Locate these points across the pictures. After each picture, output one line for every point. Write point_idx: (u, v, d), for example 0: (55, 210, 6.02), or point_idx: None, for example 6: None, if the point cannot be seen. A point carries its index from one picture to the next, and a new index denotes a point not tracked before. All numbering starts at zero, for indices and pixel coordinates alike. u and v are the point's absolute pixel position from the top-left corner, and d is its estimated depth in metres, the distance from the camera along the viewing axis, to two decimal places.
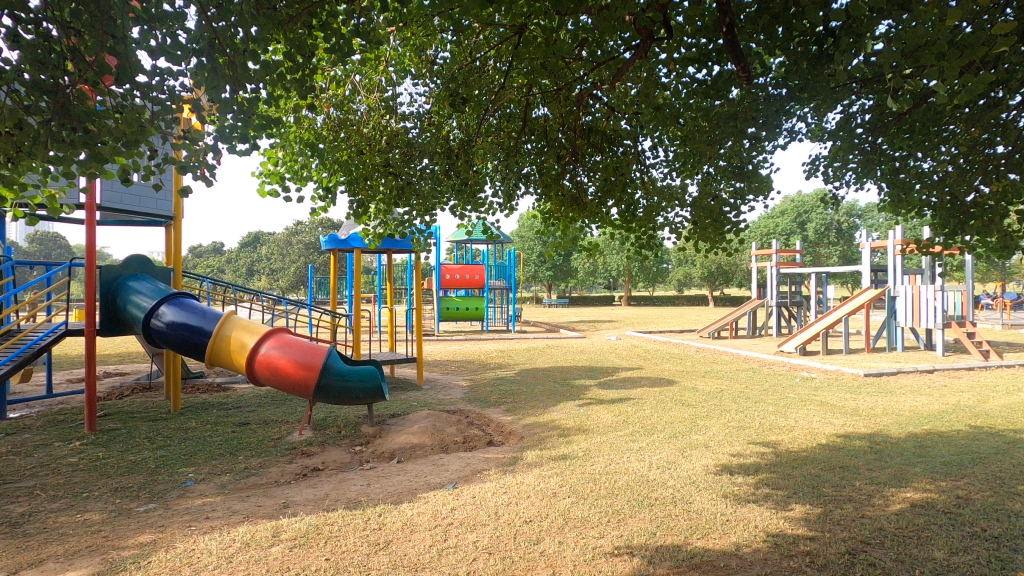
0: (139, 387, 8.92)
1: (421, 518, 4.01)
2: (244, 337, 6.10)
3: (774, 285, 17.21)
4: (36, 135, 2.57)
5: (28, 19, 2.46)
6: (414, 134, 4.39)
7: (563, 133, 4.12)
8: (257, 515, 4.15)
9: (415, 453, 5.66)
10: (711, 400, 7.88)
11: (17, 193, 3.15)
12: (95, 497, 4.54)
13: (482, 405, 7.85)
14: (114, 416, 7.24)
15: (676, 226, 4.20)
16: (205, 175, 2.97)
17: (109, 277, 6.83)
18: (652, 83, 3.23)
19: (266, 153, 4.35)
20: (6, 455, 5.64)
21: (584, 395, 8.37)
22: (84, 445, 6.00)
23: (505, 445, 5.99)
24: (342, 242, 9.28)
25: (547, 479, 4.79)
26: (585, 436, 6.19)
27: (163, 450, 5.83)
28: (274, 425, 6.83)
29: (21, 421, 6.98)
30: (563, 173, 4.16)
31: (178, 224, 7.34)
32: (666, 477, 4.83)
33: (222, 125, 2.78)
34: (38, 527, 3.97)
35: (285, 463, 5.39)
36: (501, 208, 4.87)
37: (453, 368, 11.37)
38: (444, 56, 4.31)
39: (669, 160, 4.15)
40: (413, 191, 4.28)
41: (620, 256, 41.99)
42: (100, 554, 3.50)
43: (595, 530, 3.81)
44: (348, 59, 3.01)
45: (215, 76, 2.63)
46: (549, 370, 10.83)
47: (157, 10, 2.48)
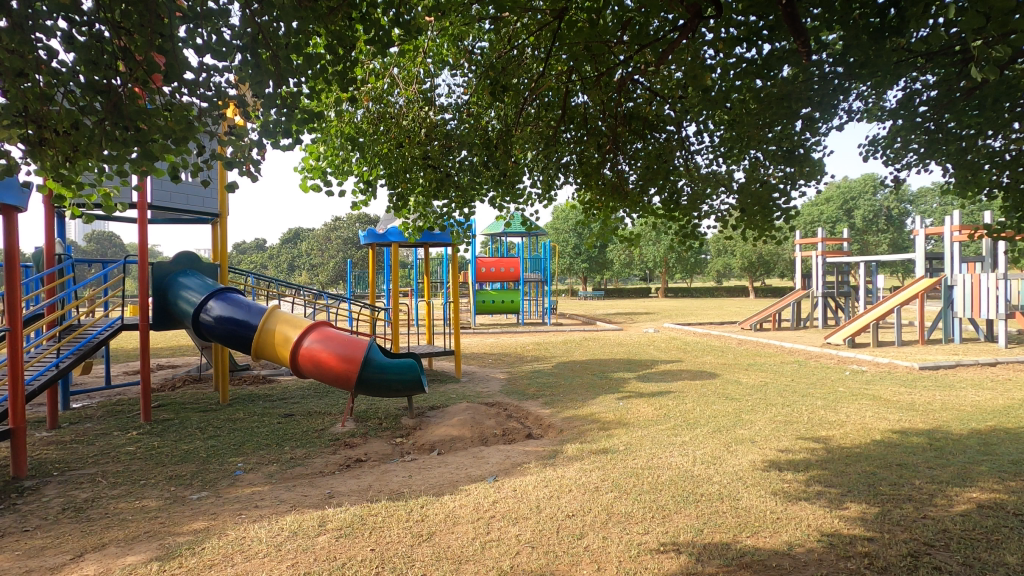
0: (190, 379, 9.26)
1: (463, 510, 4.01)
2: (288, 330, 6.23)
3: (820, 275, 16.58)
4: (91, 134, 2.62)
5: (82, 21, 2.53)
6: (452, 126, 4.36)
7: (604, 121, 4.02)
8: (303, 504, 4.23)
9: (455, 445, 5.68)
10: (756, 394, 7.65)
11: (75, 193, 3.23)
12: (151, 484, 4.73)
13: (520, 398, 7.83)
14: (168, 407, 7.54)
15: (722, 214, 4.05)
16: (250, 170, 3.00)
17: (160, 273, 7.07)
18: (699, 65, 3.10)
19: (308, 148, 4.41)
20: (70, 443, 5.93)
21: (623, 388, 8.24)
22: (140, 434, 6.25)
23: (545, 438, 5.94)
24: (380, 236, 9.37)
25: (588, 473, 4.73)
26: (626, 430, 6.08)
27: (213, 440, 6.02)
28: (318, 416, 6.98)
29: (83, 411, 7.33)
30: (603, 162, 4.10)
31: (225, 221, 7.57)
32: (711, 472, 4.70)
33: (266, 120, 2.81)
34: (100, 512, 4.15)
35: (328, 454, 5.49)
36: (539, 199, 4.78)
37: (490, 360, 11.38)
38: (482, 45, 4.23)
39: (715, 146, 3.97)
40: (452, 183, 4.26)
41: (657, 247, 41.24)
42: (157, 540, 3.63)
43: (640, 526, 3.73)
44: (388, 51, 2.99)
45: (258, 70, 2.64)
46: (587, 363, 10.71)
47: (202, 8, 2.53)
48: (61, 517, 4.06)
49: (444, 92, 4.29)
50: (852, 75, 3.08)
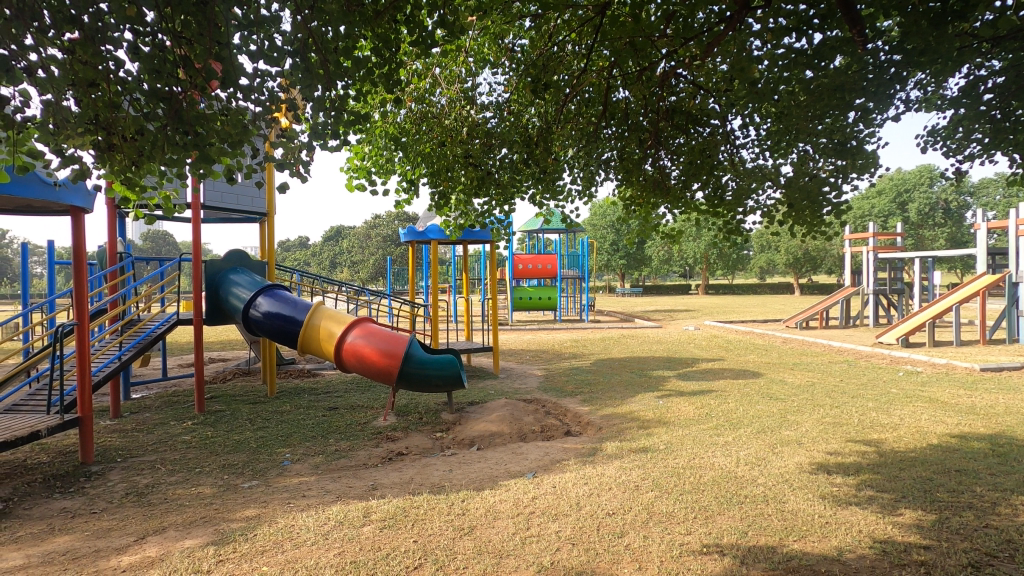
0: (240, 372, 9.64)
1: (503, 505, 4.05)
2: (332, 326, 6.41)
3: (871, 272, 15.91)
4: (154, 140, 2.76)
5: (146, 32, 2.66)
6: (493, 124, 4.39)
7: (646, 116, 3.97)
8: (348, 495, 4.35)
9: (494, 441, 5.72)
10: (802, 394, 7.42)
11: (139, 194, 3.40)
12: (206, 472, 4.96)
13: (558, 395, 7.83)
14: (220, 399, 7.88)
15: (768, 209, 3.95)
16: (300, 172, 3.11)
17: (212, 271, 7.37)
18: (746, 57, 3.02)
19: (353, 149, 4.54)
20: (131, 432, 6.27)
21: (663, 387, 8.14)
22: (195, 424, 6.56)
23: (583, 436, 5.92)
24: (420, 234, 9.51)
25: (628, 472, 4.69)
26: (666, 429, 6.01)
27: (263, 431, 6.26)
28: (361, 410, 7.16)
29: (142, 401, 7.73)
30: (644, 157, 4.06)
31: (272, 220, 7.82)
32: (756, 474, 4.59)
33: (315, 123, 2.91)
34: (160, 497, 4.38)
35: (371, 447, 5.63)
36: (580, 195, 4.76)
37: (528, 357, 11.41)
38: (523, 42, 4.23)
39: (761, 139, 3.86)
40: (492, 182, 4.29)
41: (698, 244, 40.39)
42: (213, 526, 3.81)
43: (682, 527, 3.69)
44: (431, 51, 3.04)
45: (308, 75, 2.74)
46: (626, 360, 10.61)
47: (256, 17, 2.65)
48: (125, 501, 4.31)
49: (485, 90, 4.33)
50: (909, 63, 2.94)
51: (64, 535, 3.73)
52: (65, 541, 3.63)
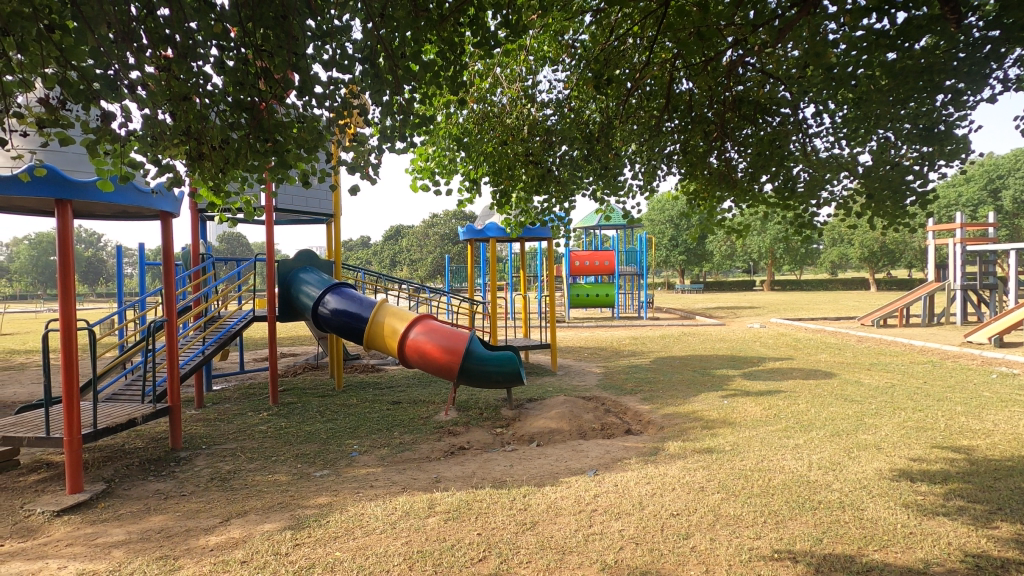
0: (309, 367, 10.11)
1: (565, 502, 4.06)
2: (395, 322, 6.61)
3: (959, 266, 14.73)
4: (238, 148, 2.95)
5: (230, 47, 2.84)
6: (553, 120, 4.40)
7: (711, 108, 3.86)
8: (413, 487, 4.49)
9: (554, 438, 5.74)
10: (881, 396, 6.99)
11: (224, 199, 3.64)
12: (281, 461, 5.25)
13: (618, 393, 7.74)
14: (292, 391, 8.30)
15: (843, 200, 3.75)
16: (370, 174, 3.26)
17: (284, 270, 7.76)
18: (822, 41, 2.87)
19: (417, 151, 4.68)
20: (214, 421, 6.72)
21: (727, 386, 7.88)
22: (270, 415, 6.94)
23: (644, 434, 5.83)
24: (478, 232, 9.61)
25: (692, 473, 4.59)
26: (732, 429, 5.82)
27: (332, 422, 6.55)
28: (423, 404, 7.35)
29: (222, 393, 8.26)
30: (709, 150, 3.94)
31: (338, 221, 8.13)
32: (830, 479, 4.38)
33: (385, 127, 3.04)
34: (242, 483, 4.69)
35: (434, 441, 5.77)
36: (641, 190, 4.69)
37: (586, 354, 11.34)
38: (583, 38, 4.20)
39: (837, 127, 3.66)
40: (553, 179, 4.30)
41: (763, 238, 38.74)
42: (289, 511, 4.03)
43: (751, 530, 3.58)
44: (493, 52, 3.07)
45: (377, 80, 2.86)
46: (687, 359, 10.33)
47: (330, 27, 2.79)
48: (211, 485, 4.64)
49: (546, 88, 4.34)
50: (1009, 39, 2.69)
51: (159, 514, 4.05)
52: (159, 520, 3.94)
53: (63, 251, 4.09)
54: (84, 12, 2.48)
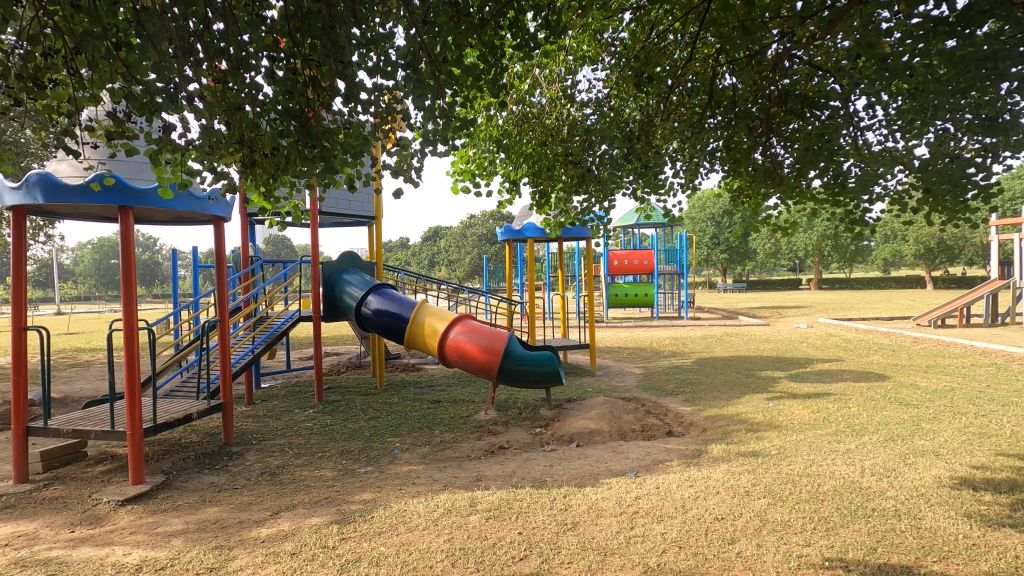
0: (352, 365, 10.36)
1: (606, 503, 4.03)
2: (435, 322, 6.71)
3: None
4: (288, 155, 3.06)
5: (280, 58, 2.96)
6: (593, 120, 4.39)
7: (756, 103, 3.76)
8: (454, 485, 4.55)
9: (594, 438, 5.71)
10: (940, 400, 6.65)
11: (273, 204, 3.78)
12: (327, 457, 5.41)
13: (659, 394, 7.63)
14: (336, 390, 8.53)
15: (897, 195, 3.60)
16: (412, 177, 3.33)
17: (328, 271, 7.98)
18: (875, 30, 2.76)
19: (458, 153, 4.75)
20: (263, 417, 6.97)
21: (773, 388, 7.65)
22: (315, 412, 7.15)
23: (686, 436, 5.74)
24: (516, 233, 9.63)
25: (737, 476, 4.48)
26: (778, 433, 5.65)
27: (375, 420, 6.71)
28: (463, 403, 7.43)
29: (271, 390, 8.57)
30: (754, 146, 3.85)
31: (379, 223, 8.30)
32: (884, 486, 4.20)
33: (427, 130, 3.10)
34: (290, 477, 4.85)
35: (474, 440, 5.83)
36: (682, 188, 4.63)
37: (625, 355, 11.23)
38: (622, 36, 4.18)
39: (890, 119, 3.52)
40: (592, 178, 4.29)
41: (810, 235, 37.40)
42: (335, 506, 4.15)
43: (800, 537, 3.47)
44: (533, 53, 3.09)
45: (419, 85, 2.92)
46: (730, 359, 10.08)
47: (374, 35, 2.86)
48: (261, 479, 4.83)
49: (585, 88, 4.34)
50: None
51: (213, 506, 4.24)
52: (214, 512, 4.12)
53: (125, 256, 4.33)
54: (147, 29, 2.62)
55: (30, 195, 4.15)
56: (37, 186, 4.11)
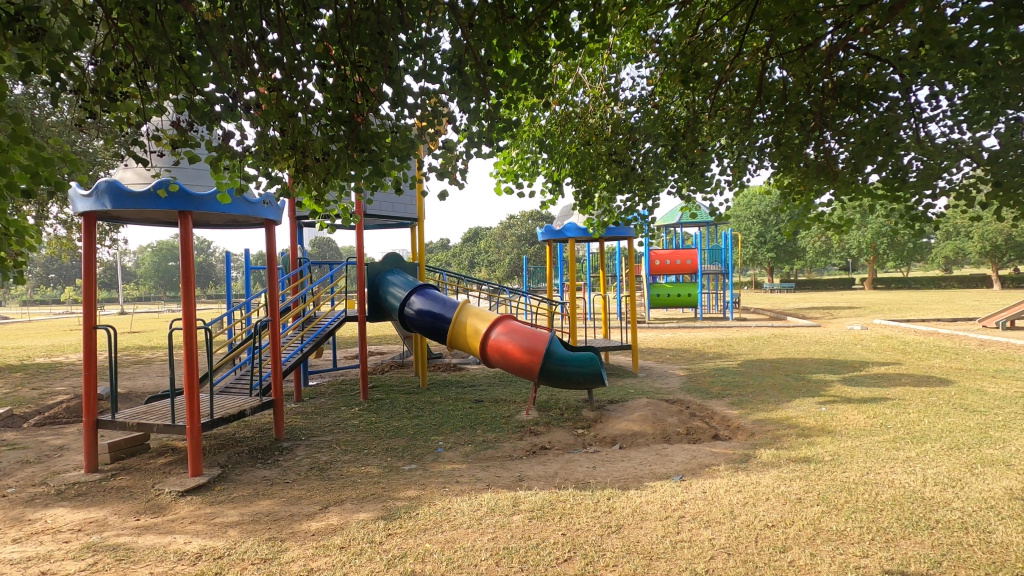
0: (396, 365, 10.56)
1: (650, 507, 3.97)
2: (477, 322, 6.76)
3: None
4: (338, 159, 3.14)
5: (330, 65, 3.05)
6: (636, 118, 4.35)
7: (808, 97, 3.63)
8: (497, 484, 4.58)
9: (637, 441, 5.63)
10: (1009, 407, 6.25)
11: (323, 207, 3.89)
12: (373, 454, 5.53)
13: (704, 397, 7.46)
14: (380, 388, 8.71)
15: (963, 189, 3.40)
16: (457, 178, 3.37)
17: (373, 273, 8.15)
18: (940, 16, 2.61)
19: (501, 154, 4.79)
20: (312, 414, 7.19)
21: (825, 392, 7.36)
22: (361, 410, 7.32)
23: (733, 440, 5.59)
24: (557, 233, 9.59)
25: (788, 482, 4.33)
26: (832, 438, 5.43)
27: (418, 419, 6.81)
28: (504, 403, 7.46)
29: (318, 388, 8.83)
30: (807, 141, 3.71)
31: (422, 224, 8.42)
32: (949, 497, 3.98)
33: (472, 132, 3.13)
34: (338, 473, 4.99)
35: (516, 440, 5.85)
36: (729, 186, 4.52)
37: (668, 356, 11.03)
38: (667, 33, 4.12)
39: (956, 109, 3.33)
40: (636, 177, 4.22)
41: (864, 232, 35.78)
42: (381, 502, 4.24)
43: (857, 548, 3.33)
44: (577, 52, 3.06)
45: (464, 87, 2.96)
46: (779, 362, 9.76)
47: (420, 40, 2.92)
48: (311, 474, 4.98)
49: (629, 86, 4.31)
50: None
51: (266, 499, 4.40)
52: (267, 504, 4.28)
53: (184, 258, 4.54)
54: (208, 42, 2.75)
55: (99, 202, 4.41)
56: (104, 193, 4.35)
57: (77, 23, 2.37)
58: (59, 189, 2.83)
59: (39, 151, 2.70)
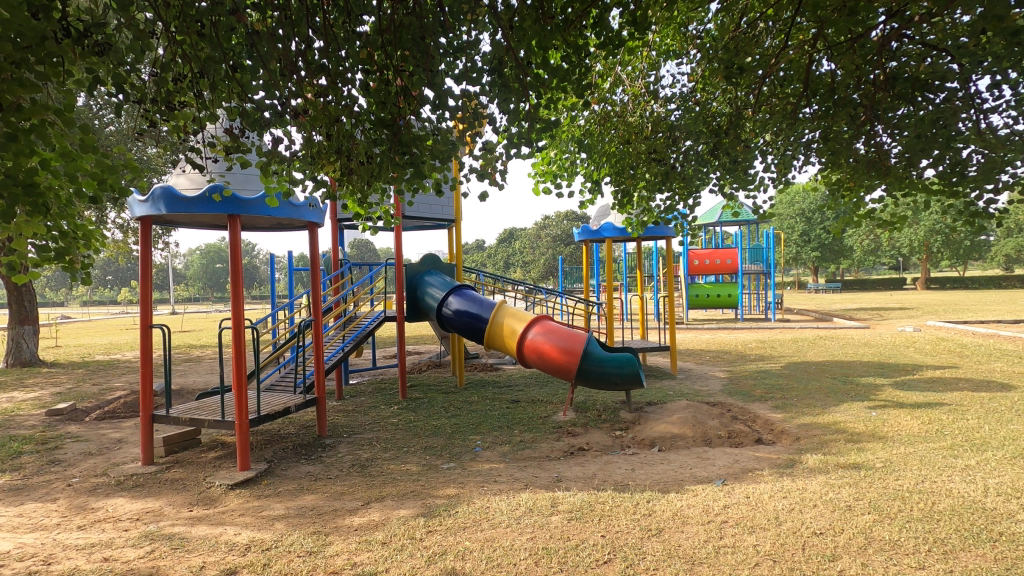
0: (433, 364, 10.69)
1: (691, 510, 3.90)
2: (514, 323, 6.79)
3: None
4: (380, 162, 3.21)
5: (373, 71, 3.12)
6: (677, 115, 4.28)
7: (857, 90, 3.50)
8: (535, 484, 4.59)
9: (677, 443, 5.54)
10: None
11: (366, 209, 3.98)
12: (412, 452, 5.61)
13: (746, 399, 7.28)
14: (418, 387, 8.84)
15: None
16: (497, 179, 3.40)
17: (411, 273, 8.27)
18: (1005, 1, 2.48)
19: (540, 155, 4.81)
20: (353, 412, 7.35)
21: (875, 396, 7.08)
22: (400, 409, 7.44)
23: (777, 445, 5.44)
24: (594, 233, 9.52)
25: (836, 489, 4.19)
26: (883, 444, 5.22)
27: (456, 418, 6.88)
28: (541, 404, 7.46)
29: (358, 387, 9.03)
30: (857, 136, 3.57)
31: (460, 225, 8.50)
32: (1013, 508, 3.77)
33: (511, 132, 3.15)
34: (378, 470, 5.09)
35: (554, 440, 5.84)
36: (773, 183, 4.40)
37: (708, 357, 10.81)
38: (708, 28, 4.06)
39: (1020, 99, 3.16)
40: (676, 175, 4.14)
41: (916, 230, 34.22)
42: (421, 500, 4.30)
43: (912, 559, 3.19)
44: (617, 51, 3.04)
45: (504, 89, 2.98)
46: (825, 364, 9.43)
47: (460, 44, 2.96)
48: (352, 471, 5.10)
49: (669, 83, 4.27)
50: None
51: (310, 494, 4.53)
52: (312, 499, 4.40)
53: (233, 261, 4.71)
54: (258, 51, 2.86)
55: (155, 207, 4.63)
56: (160, 199, 4.57)
57: (139, 36, 2.50)
58: (122, 194, 3.00)
59: (105, 159, 2.87)
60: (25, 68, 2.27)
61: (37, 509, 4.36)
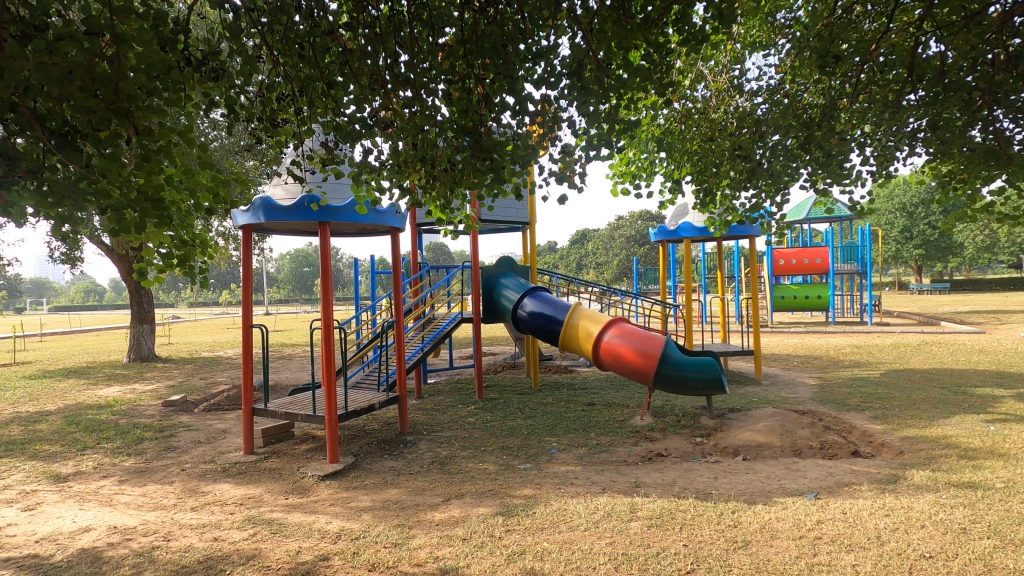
0: (508, 365, 10.83)
1: (781, 524, 3.71)
2: (589, 325, 6.74)
3: None
4: (462, 168, 3.31)
5: (455, 80, 3.23)
6: (763, 109, 4.09)
7: (972, 72, 3.20)
8: (613, 488, 4.53)
9: (763, 453, 5.28)
10: None
11: (447, 214, 4.10)
12: (489, 451, 5.71)
13: (840, 408, 6.81)
14: (494, 388, 8.97)
15: None
16: (576, 182, 3.39)
17: (486, 275, 8.42)
18: None
19: (619, 156, 4.76)
20: (432, 410, 7.60)
21: (993, 409, 6.39)
22: (477, 409, 7.59)
23: (877, 458, 5.04)
24: (671, 233, 9.27)
25: (948, 510, 3.82)
26: (1004, 463, 4.71)
27: (532, 419, 6.93)
28: (617, 407, 7.35)
29: (436, 386, 9.31)
30: (972, 122, 3.26)
31: (535, 227, 8.55)
32: None
33: (589, 134, 3.14)
34: (457, 467, 5.22)
35: (631, 445, 5.74)
36: (871, 177, 4.10)
37: (796, 363, 10.22)
38: (798, 16, 3.88)
39: None
40: (763, 172, 3.87)
41: None
42: (499, 498, 4.37)
43: None
44: (699, 48, 2.96)
45: (583, 91, 2.98)
46: (932, 373, 8.63)
47: (539, 49, 3.00)
48: (433, 467, 5.27)
49: (755, 78, 4.15)
50: None
51: (394, 488, 4.72)
52: (395, 493, 4.59)
53: (324, 265, 5.02)
54: (352, 68, 3.05)
55: (256, 216, 5.01)
56: (261, 208, 4.94)
57: (248, 61, 2.72)
58: (231, 205, 3.28)
59: (218, 175, 3.15)
60: (155, 96, 2.55)
61: (158, 490, 4.85)
